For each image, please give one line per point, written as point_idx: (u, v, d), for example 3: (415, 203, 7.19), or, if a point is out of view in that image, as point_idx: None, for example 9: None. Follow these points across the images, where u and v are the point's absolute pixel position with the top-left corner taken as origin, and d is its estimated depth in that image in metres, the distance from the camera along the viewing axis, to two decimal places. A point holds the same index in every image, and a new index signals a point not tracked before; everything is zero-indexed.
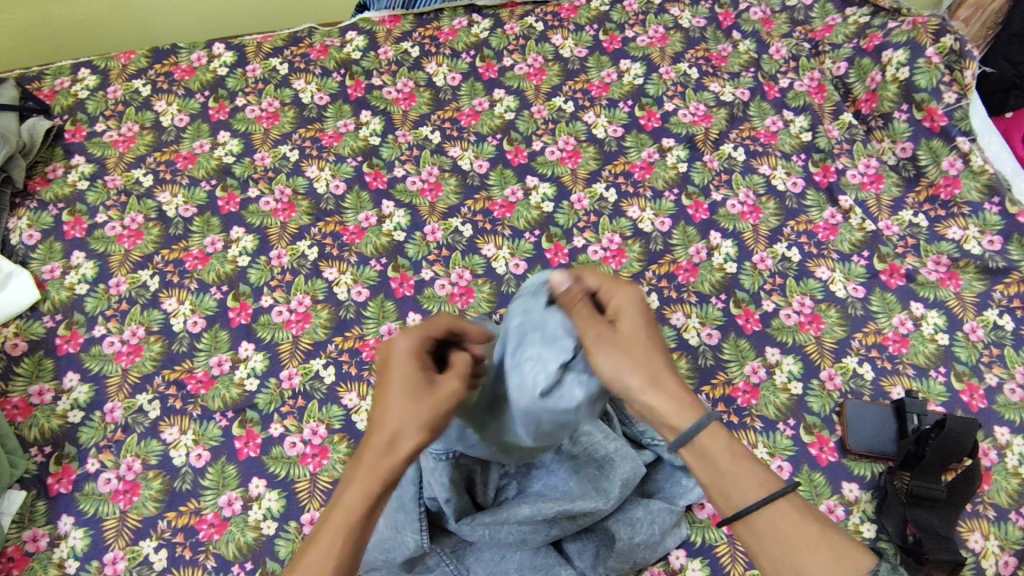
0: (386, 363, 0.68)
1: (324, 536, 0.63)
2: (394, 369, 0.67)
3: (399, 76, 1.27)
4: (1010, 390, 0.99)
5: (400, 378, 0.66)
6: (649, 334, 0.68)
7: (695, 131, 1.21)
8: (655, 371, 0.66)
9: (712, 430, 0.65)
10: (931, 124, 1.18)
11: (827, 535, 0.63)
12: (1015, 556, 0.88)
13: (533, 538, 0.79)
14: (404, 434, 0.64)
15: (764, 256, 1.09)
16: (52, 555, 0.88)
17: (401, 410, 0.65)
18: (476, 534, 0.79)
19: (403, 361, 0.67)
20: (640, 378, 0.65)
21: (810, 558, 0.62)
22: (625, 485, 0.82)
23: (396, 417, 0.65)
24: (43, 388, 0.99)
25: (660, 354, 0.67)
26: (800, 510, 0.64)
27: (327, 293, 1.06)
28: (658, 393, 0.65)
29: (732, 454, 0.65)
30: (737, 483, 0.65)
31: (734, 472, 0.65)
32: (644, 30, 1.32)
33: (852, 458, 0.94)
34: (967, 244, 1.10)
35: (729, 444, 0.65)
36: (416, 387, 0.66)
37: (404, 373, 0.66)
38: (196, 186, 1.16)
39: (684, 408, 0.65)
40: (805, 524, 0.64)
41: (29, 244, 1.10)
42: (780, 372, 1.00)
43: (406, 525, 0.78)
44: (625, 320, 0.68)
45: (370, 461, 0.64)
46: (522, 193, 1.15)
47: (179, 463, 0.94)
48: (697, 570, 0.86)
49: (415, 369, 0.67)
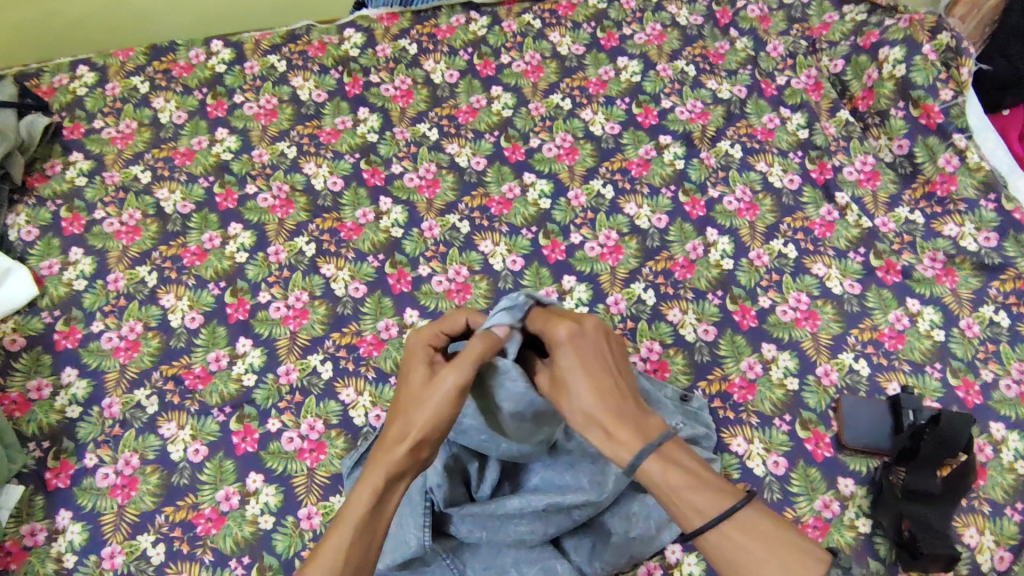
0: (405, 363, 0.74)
1: (342, 521, 0.65)
2: (411, 365, 0.72)
3: (396, 73, 1.28)
4: (1005, 386, 0.99)
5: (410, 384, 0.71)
6: (585, 365, 0.68)
7: (692, 127, 1.21)
8: (587, 411, 0.67)
9: (649, 467, 0.65)
10: (928, 120, 1.18)
11: (775, 544, 0.61)
12: (1011, 552, 0.88)
13: (531, 537, 0.80)
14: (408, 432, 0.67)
15: (761, 252, 1.09)
16: (50, 550, 0.88)
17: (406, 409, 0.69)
18: (476, 535, 0.80)
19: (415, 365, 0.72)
20: (577, 416, 0.68)
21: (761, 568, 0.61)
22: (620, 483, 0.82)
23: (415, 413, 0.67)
24: (41, 384, 0.99)
25: (591, 390, 0.67)
26: (753, 528, 0.62)
27: (324, 289, 1.06)
28: (593, 431, 0.67)
29: (682, 481, 0.64)
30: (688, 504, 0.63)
31: (685, 498, 0.63)
32: (642, 27, 1.33)
33: (847, 454, 0.94)
34: (963, 242, 1.11)
35: (679, 475, 0.64)
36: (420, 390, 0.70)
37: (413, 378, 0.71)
38: (193, 182, 1.16)
39: (617, 443, 0.66)
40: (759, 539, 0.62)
41: (28, 241, 1.10)
42: (776, 368, 1.00)
43: (409, 522, 0.78)
44: (559, 362, 0.70)
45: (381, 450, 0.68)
46: (519, 189, 1.15)
47: (177, 457, 0.94)
48: (692, 565, 0.86)
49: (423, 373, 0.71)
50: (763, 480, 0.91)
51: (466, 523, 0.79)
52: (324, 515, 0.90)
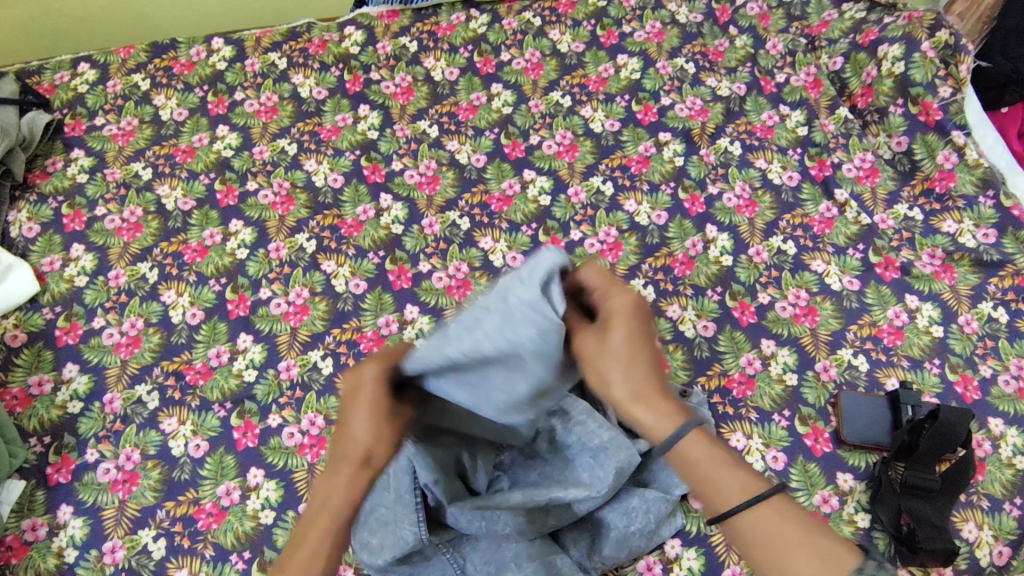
0: (357, 387, 0.68)
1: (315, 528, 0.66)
2: (365, 389, 0.68)
3: (398, 71, 1.28)
4: (1004, 381, 1.00)
5: (371, 406, 0.67)
6: (643, 342, 0.64)
7: (691, 125, 1.21)
8: (639, 382, 0.63)
9: (695, 440, 0.63)
10: (926, 118, 1.19)
11: (809, 533, 0.61)
12: (1009, 546, 0.88)
13: (533, 526, 0.79)
14: (375, 451, 0.66)
15: (760, 249, 1.10)
16: (51, 544, 0.89)
17: (376, 428, 0.66)
18: (473, 526, 0.75)
19: (373, 390, 0.67)
20: (623, 386, 0.64)
21: (794, 557, 0.60)
22: (619, 475, 0.81)
23: (371, 432, 0.66)
24: (42, 379, 1.00)
25: (646, 363, 0.64)
26: (784, 513, 0.62)
27: (325, 286, 1.06)
28: (640, 406, 0.63)
29: (723, 461, 0.64)
30: (724, 484, 0.63)
31: (722, 475, 0.63)
32: (641, 26, 1.33)
33: (846, 449, 0.95)
34: (962, 238, 1.11)
35: (718, 454, 0.64)
36: (385, 406, 0.68)
37: (382, 399, 0.67)
38: (195, 179, 1.16)
39: (664, 419, 0.63)
40: (791, 524, 0.62)
41: (28, 236, 1.11)
42: (775, 364, 1.00)
43: (403, 517, 0.75)
44: (613, 334, 0.64)
45: (353, 469, 0.66)
46: (519, 186, 1.15)
47: (178, 453, 0.94)
48: (692, 559, 0.87)
49: (383, 396, 0.67)
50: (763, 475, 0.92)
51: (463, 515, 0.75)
52: None
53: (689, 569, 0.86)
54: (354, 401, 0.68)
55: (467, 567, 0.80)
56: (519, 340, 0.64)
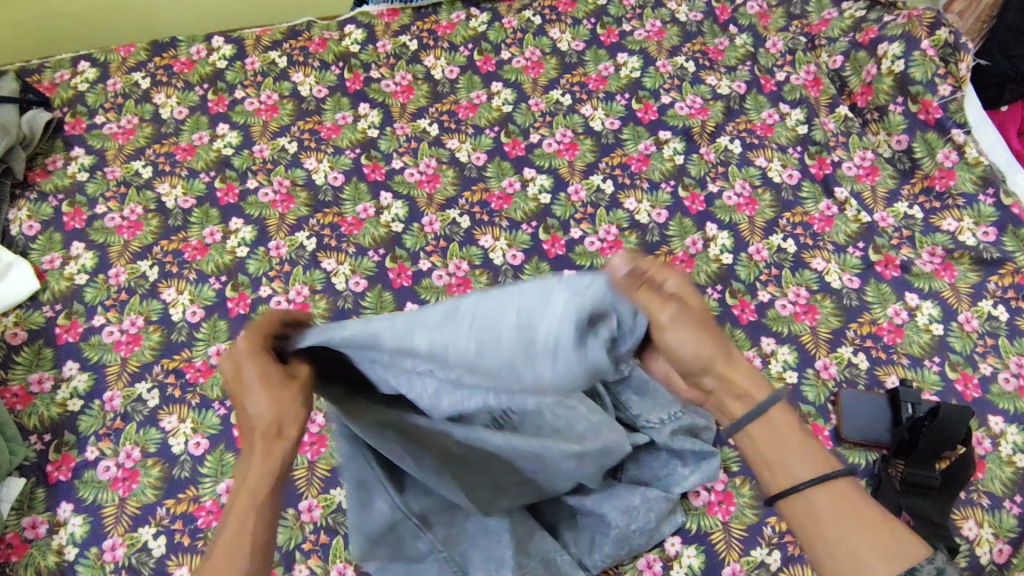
0: (236, 370, 0.58)
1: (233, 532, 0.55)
2: (246, 368, 0.57)
3: (398, 69, 1.28)
4: (1004, 379, 1.00)
5: (260, 379, 0.57)
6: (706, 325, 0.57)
7: (692, 123, 1.21)
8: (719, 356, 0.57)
9: (781, 409, 0.59)
10: (926, 116, 1.19)
11: (885, 521, 0.59)
12: (1009, 543, 0.88)
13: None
14: (285, 419, 0.56)
15: (759, 247, 1.10)
16: (51, 542, 0.88)
17: (277, 397, 0.56)
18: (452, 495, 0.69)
19: (253, 363, 0.57)
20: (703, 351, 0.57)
21: (870, 538, 0.57)
22: (606, 452, 0.76)
23: (272, 402, 0.56)
24: (43, 377, 1.00)
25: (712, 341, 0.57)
26: (857, 500, 0.59)
27: (325, 284, 1.06)
28: (733, 367, 0.58)
29: (801, 436, 0.60)
30: (801, 459, 0.59)
31: (805, 446, 0.59)
32: (641, 24, 1.33)
33: (846, 446, 0.95)
34: (962, 236, 1.11)
35: (798, 426, 0.61)
36: (276, 373, 0.58)
37: (269, 366, 0.57)
38: (195, 178, 1.17)
39: (758, 378, 0.59)
40: (864, 511, 0.59)
41: (28, 235, 1.11)
42: (775, 362, 1.00)
43: (372, 496, 0.72)
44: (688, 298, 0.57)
45: (262, 444, 0.56)
46: (519, 184, 1.15)
47: (178, 451, 0.94)
48: (692, 557, 0.87)
49: (270, 365, 0.58)
50: None
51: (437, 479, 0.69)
52: (324, 508, 0.90)
53: (689, 567, 0.86)
54: (236, 387, 0.57)
55: (466, 564, 0.79)
56: (457, 345, 0.54)
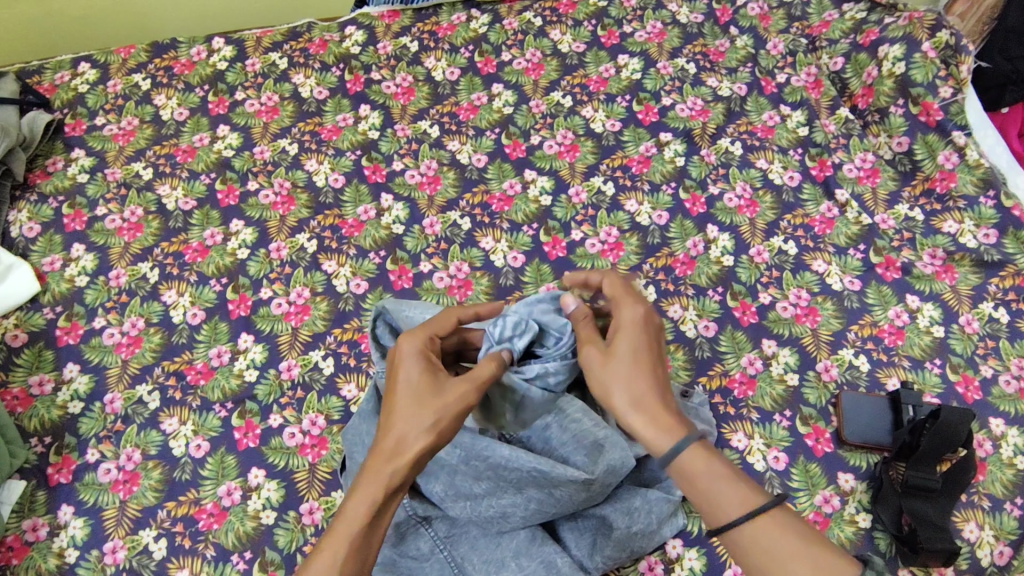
0: (393, 371, 0.69)
1: (335, 532, 0.61)
2: (401, 373, 0.68)
3: (398, 71, 1.28)
4: (1005, 381, 1.00)
5: (407, 380, 0.67)
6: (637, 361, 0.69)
7: (692, 125, 1.21)
8: (627, 395, 0.68)
9: (687, 456, 0.64)
10: (926, 118, 1.19)
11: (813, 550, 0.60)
12: (1010, 546, 0.88)
13: (514, 512, 0.77)
14: (410, 438, 0.64)
15: (760, 249, 1.10)
16: (52, 544, 0.88)
17: (415, 413, 0.65)
18: (457, 508, 0.78)
19: (408, 367, 0.68)
20: (600, 389, 0.70)
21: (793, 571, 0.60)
22: (610, 471, 0.80)
23: (406, 418, 0.65)
24: (43, 379, 0.99)
25: (621, 380, 0.68)
26: (784, 524, 0.62)
27: (326, 285, 1.06)
28: (637, 412, 0.67)
29: (712, 478, 0.64)
30: (718, 498, 0.63)
31: (716, 489, 0.63)
32: (641, 26, 1.33)
33: (847, 449, 0.94)
34: (962, 238, 1.11)
35: (712, 463, 0.64)
36: (421, 387, 0.66)
37: (414, 376, 0.67)
38: (195, 179, 1.16)
39: (666, 427, 0.66)
40: (787, 541, 0.61)
41: (28, 236, 1.11)
42: (776, 364, 1.00)
43: None
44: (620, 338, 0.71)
45: (384, 458, 0.64)
46: (520, 186, 1.15)
47: (179, 453, 0.94)
48: (693, 560, 0.87)
49: (421, 371, 0.67)
50: (764, 475, 0.91)
51: (450, 493, 0.78)
52: (325, 510, 0.89)
53: (690, 569, 0.86)
54: (390, 389, 0.68)
55: (466, 566, 0.79)
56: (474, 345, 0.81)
